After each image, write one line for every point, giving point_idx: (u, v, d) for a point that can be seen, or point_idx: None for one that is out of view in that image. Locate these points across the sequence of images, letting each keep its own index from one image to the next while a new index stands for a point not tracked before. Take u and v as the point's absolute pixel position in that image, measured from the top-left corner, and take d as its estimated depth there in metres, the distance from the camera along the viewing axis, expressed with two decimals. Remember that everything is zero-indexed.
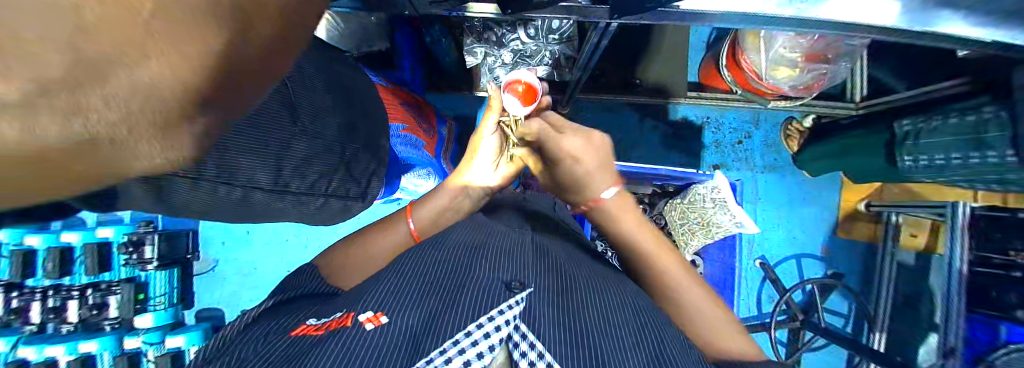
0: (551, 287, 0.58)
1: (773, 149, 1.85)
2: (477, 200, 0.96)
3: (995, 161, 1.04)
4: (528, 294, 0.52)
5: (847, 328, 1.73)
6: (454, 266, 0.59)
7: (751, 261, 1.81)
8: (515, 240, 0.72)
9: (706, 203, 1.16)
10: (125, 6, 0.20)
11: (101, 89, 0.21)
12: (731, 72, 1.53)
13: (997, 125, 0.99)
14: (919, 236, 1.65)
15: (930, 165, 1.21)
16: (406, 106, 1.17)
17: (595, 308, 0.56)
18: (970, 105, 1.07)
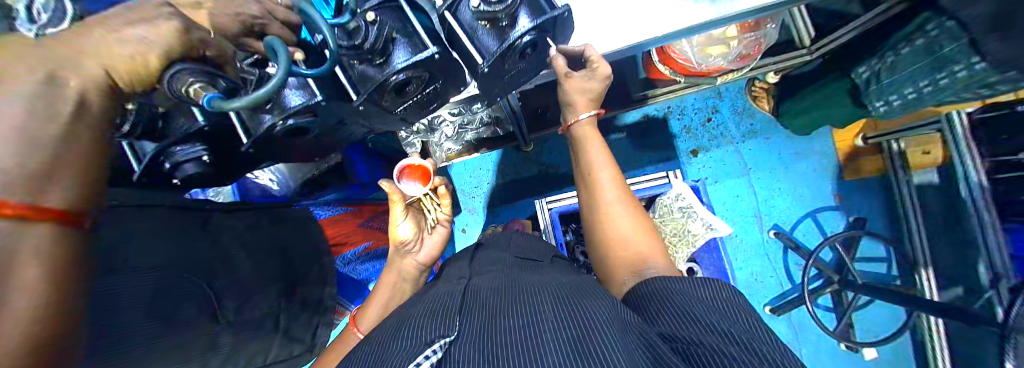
0: (476, 326, 0.49)
1: (745, 115, 1.79)
2: (415, 281, 0.96)
3: (967, 74, 0.97)
4: (448, 344, 0.43)
5: (891, 273, 1.61)
6: (388, 333, 0.50)
7: (765, 232, 1.72)
8: (450, 290, 0.63)
9: (676, 214, 1.15)
10: None
11: None
12: (664, 63, 1.50)
13: (951, 36, 0.94)
14: (931, 153, 1.40)
15: (905, 102, 1.16)
16: (366, 222, 1.32)
17: (522, 328, 0.47)
18: (910, 30, 1.04)
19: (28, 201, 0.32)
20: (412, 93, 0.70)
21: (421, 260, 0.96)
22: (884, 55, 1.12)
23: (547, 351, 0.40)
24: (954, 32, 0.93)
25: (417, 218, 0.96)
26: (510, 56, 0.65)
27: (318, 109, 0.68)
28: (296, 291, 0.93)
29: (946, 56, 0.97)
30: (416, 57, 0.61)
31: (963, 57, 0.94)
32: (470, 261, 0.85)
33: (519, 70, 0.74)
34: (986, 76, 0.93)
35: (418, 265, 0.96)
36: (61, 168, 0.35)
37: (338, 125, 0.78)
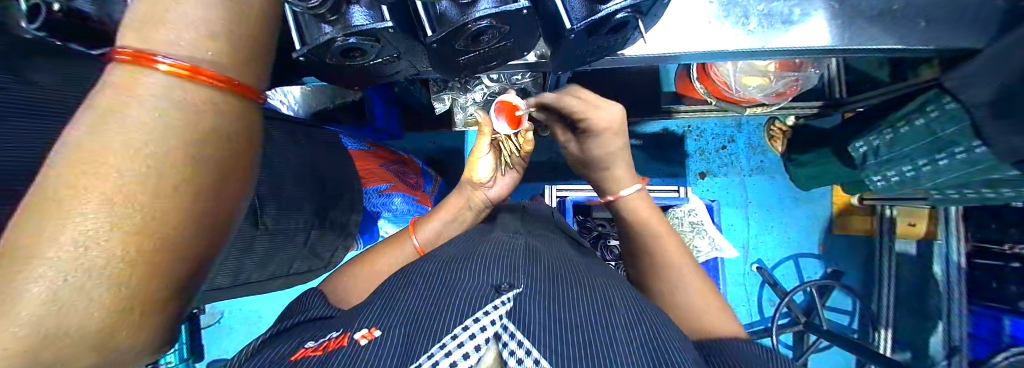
0: (541, 283, 0.56)
1: (759, 151, 1.82)
2: (477, 213, 0.97)
3: (967, 157, 1.03)
4: (514, 294, 0.50)
5: (851, 326, 1.73)
6: (437, 288, 0.54)
7: (749, 265, 1.80)
8: (506, 248, 0.67)
9: (684, 227, 1.18)
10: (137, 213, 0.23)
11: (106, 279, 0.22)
12: (702, 83, 1.49)
13: (950, 118, 1.03)
14: (918, 225, 1.50)
15: (902, 179, 1.23)
16: (389, 164, 1.26)
17: (578, 302, 0.54)
18: (913, 105, 1.13)
19: (231, 72, 0.29)
20: (484, 44, 0.68)
21: (490, 195, 0.97)
22: (884, 131, 1.21)
23: (624, 337, 0.47)
24: (954, 113, 1.02)
25: (496, 155, 0.97)
26: (594, 31, 0.64)
27: (382, 36, 0.63)
28: (309, 214, 0.89)
29: (947, 137, 1.06)
30: (505, 7, 0.59)
31: (964, 139, 1.01)
32: (522, 223, 0.89)
33: (592, 49, 0.73)
34: (986, 160, 0.99)
35: (486, 200, 0.97)
36: (253, 45, 0.31)
37: (392, 58, 0.76)
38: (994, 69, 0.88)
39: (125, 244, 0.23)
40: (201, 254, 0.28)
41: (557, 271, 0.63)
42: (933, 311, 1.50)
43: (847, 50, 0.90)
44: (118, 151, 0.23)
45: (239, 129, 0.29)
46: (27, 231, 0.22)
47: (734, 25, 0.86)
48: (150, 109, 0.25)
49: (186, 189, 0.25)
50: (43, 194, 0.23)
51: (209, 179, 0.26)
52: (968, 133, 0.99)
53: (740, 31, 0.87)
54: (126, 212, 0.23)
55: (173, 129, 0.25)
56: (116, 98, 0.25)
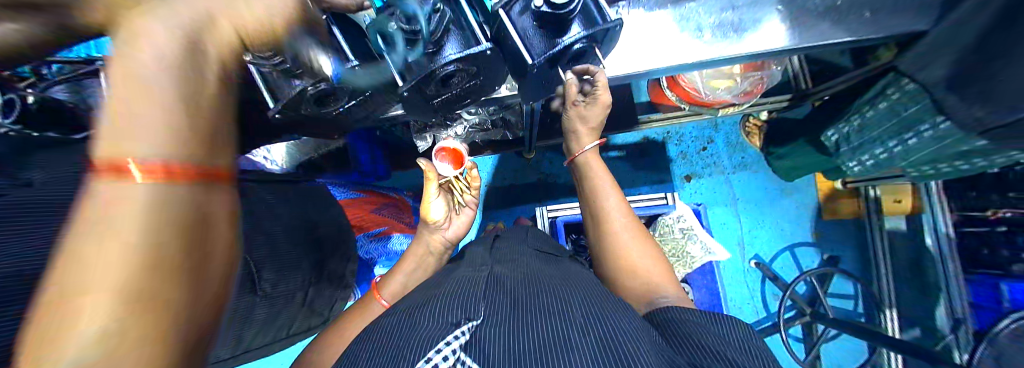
0: (505, 307, 0.55)
1: (738, 148, 1.87)
2: (440, 257, 1.03)
3: (934, 134, 1.07)
4: (475, 324, 0.49)
5: (857, 311, 1.73)
6: (406, 321, 0.52)
7: (746, 261, 1.80)
8: (468, 282, 0.65)
9: (676, 233, 1.19)
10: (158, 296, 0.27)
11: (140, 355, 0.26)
12: (674, 92, 1.54)
13: (912, 99, 1.08)
14: (903, 202, 1.55)
15: (878, 162, 1.27)
16: (381, 208, 1.25)
17: (556, 311, 0.54)
18: (878, 87, 1.19)
19: (197, 161, 0.30)
20: (455, 86, 0.71)
21: (448, 237, 1.02)
22: (852, 118, 1.26)
23: (580, 337, 0.47)
24: (914, 93, 1.07)
25: (447, 197, 1.01)
26: (555, 62, 0.68)
27: (349, 77, 0.66)
28: (309, 271, 0.87)
29: (911, 117, 1.10)
30: (468, 51, 0.63)
31: (929, 116, 1.05)
32: (488, 252, 0.88)
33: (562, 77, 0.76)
34: (951, 134, 1.02)
35: (445, 242, 1.02)
36: (220, 130, 0.34)
37: (364, 100, 0.75)
38: (944, 45, 0.94)
39: (134, 322, 0.26)
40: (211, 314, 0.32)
41: (553, 289, 0.63)
42: (931, 285, 1.52)
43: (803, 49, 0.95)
44: (119, 243, 0.26)
45: (217, 210, 0.33)
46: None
47: (689, 38, 0.92)
48: (124, 232, 0.26)
49: (166, 296, 0.28)
50: (44, 309, 0.24)
51: (205, 248, 0.31)
52: (929, 110, 1.04)
53: (699, 44, 0.92)
54: (137, 295, 0.26)
55: (147, 248, 0.27)
56: (86, 221, 0.27)
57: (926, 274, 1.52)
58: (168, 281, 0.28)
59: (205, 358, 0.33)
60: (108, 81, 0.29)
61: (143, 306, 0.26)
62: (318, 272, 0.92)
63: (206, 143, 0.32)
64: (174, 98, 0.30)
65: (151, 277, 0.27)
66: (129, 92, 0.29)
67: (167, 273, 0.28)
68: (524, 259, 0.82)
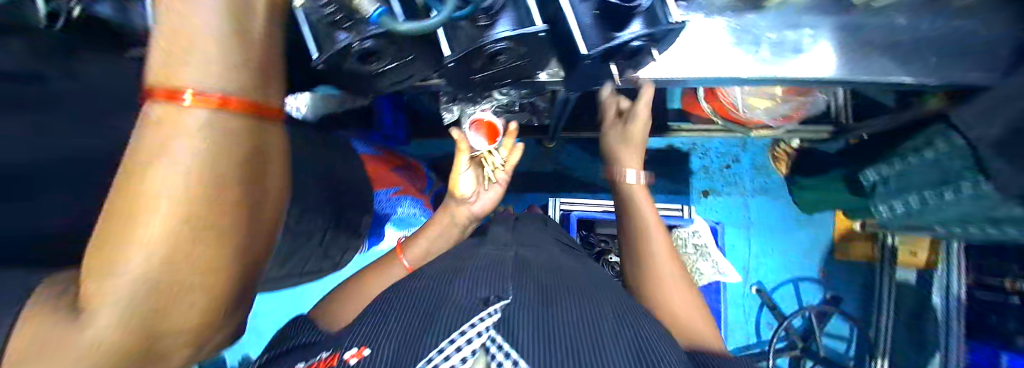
0: (532, 296, 0.57)
1: (762, 172, 1.83)
2: (465, 229, 1.02)
3: (972, 194, 1.01)
4: (501, 306, 0.51)
5: (848, 353, 1.73)
6: (427, 304, 0.55)
7: (749, 287, 1.79)
8: (496, 257, 0.71)
9: (689, 249, 1.18)
10: (212, 212, 0.30)
11: (190, 262, 0.29)
12: (708, 102, 1.49)
13: (959, 154, 1.00)
14: (919, 254, 1.51)
15: (908, 211, 1.23)
16: (399, 170, 1.28)
17: (571, 311, 0.56)
18: (925, 135, 1.11)
19: (248, 93, 0.34)
20: (499, 64, 0.68)
21: (475, 210, 1.01)
22: (893, 161, 1.23)
23: (608, 343, 0.49)
24: (960, 148, 1.00)
25: (477, 171, 0.99)
26: (608, 58, 0.65)
27: (397, 38, 0.64)
28: (329, 213, 0.88)
29: (954, 172, 1.04)
30: (522, 29, 0.60)
31: (970, 175, 1.00)
32: (512, 232, 0.91)
33: (604, 74, 0.73)
34: (992, 197, 0.96)
35: (471, 215, 1.02)
36: (269, 59, 0.37)
37: (407, 62, 0.73)
38: (993, 115, 0.88)
39: (184, 235, 0.28)
40: (261, 238, 0.36)
41: (550, 288, 0.62)
42: (931, 341, 1.52)
43: (852, 81, 0.90)
44: (178, 163, 0.29)
45: (267, 142, 0.36)
46: (99, 255, 0.27)
47: (746, 52, 0.87)
48: (182, 157, 0.29)
49: (228, 209, 0.31)
50: (113, 210, 0.28)
51: (257, 178, 0.34)
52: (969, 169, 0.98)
53: (754, 59, 0.87)
54: (192, 212, 0.29)
55: (205, 170, 0.30)
56: (149, 135, 0.29)
57: (926, 325, 1.53)
58: (223, 205, 0.31)
59: (250, 276, 0.36)
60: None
61: (200, 219, 0.29)
62: (338, 226, 0.95)
63: (254, 70, 0.35)
64: (223, 28, 0.33)
65: (208, 200, 0.30)
66: (183, 29, 0.31)
67: (220, 197, 0.30)
68: (545, 249, 0.84)
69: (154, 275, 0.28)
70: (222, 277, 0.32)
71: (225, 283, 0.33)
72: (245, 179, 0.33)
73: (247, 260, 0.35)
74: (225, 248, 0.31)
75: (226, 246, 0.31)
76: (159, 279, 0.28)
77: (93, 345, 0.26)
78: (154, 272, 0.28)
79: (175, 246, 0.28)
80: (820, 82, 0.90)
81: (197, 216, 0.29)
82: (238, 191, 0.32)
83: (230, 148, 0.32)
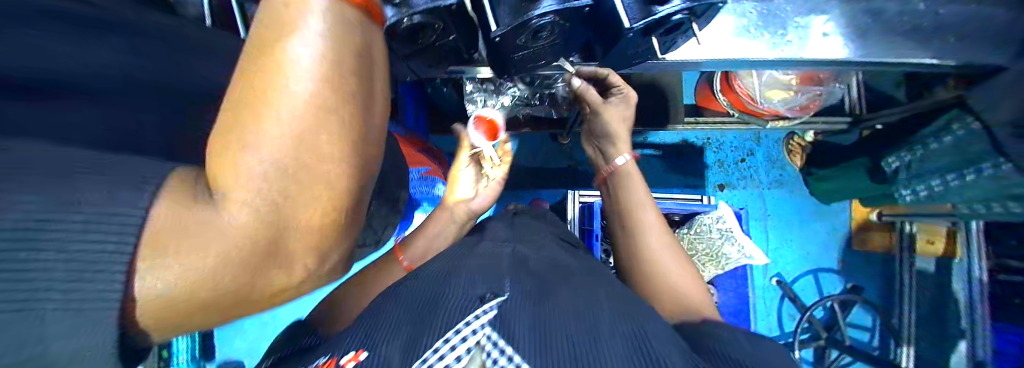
0: (529, 291, 0.49)
1: (778, 165, 1.83)
2: (461, 228, 1.01)
3: (993, 173, 1.03)
4: (500, 301, 0.44)
5: (872, 343, 1.72)
6: (418, 303, 0.47)
7: (768, 279, 1.78)
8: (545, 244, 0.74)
9: (713, 233, 1.18)
10: (333, 111, 0.31)
11: (306, 157, 0.30)
12: (725, 95, 1.50)
13: (975, 138, 1.03)
14: (936, 243, 1.52)
15: (931, 193, 1.23)
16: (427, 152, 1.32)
17: (575, 305, 0.47)
18: (938, 125, 1.13)
19: None
20: (543, 40, 0.72)
21: (473, 208, 1.02)
22: (913, 148, 1.22)
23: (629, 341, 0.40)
24: (977, 133, 1.03)
25: (477, 168, 1.06)
26: (649, 30, 0.67)
27: (442, 13, 0.65)
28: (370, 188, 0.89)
29: (973, 154, 1.06)
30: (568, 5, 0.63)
31: (990, 156, 1.02)
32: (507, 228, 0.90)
33: (638, 52, 0.77)
34: (1011, 177, 0.99)
35: (469, 212, 1.02)
36: None
37: (448, 42, 0.76)
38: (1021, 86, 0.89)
39: (305, 129, 0.29)
40: (372, 149, 0.37)
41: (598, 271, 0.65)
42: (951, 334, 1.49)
43: (868, 63, 0.92)
44: (297, 54, 0.29)
45: (375, 55, 0.36)
46: (233, 131, 0.29)
47: (773, 35, 0.89)
48: (301, 52, 0.29)
49: (341, 116, 0.31)
50: (239, 100, 0.29)
51: (367, 94, 0.35)
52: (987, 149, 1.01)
53: (780, 40, 0.89)
54: (316, 109, 0.29)
55: (326, 67, 0.30)
56: (266, 38, 0.30)
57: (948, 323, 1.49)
58: (336, 107, 0.31)
59: (361, 192, 0.38)
60: None
61: (321, 117, 0.30)
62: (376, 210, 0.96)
63: None
64: None
65: (321, 96, 0.30)
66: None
67: (330, 97, 0.30)
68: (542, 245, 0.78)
69: (277, 163, 0.29)
70: (335, 179, 0.32)
71: (338, 186, 0.33)
72: (358, 90, 0.33)
73: (359, 172, 0.36)
74: (342, 146, 0.32)
75: (339, 156, 0.32)
76: (284, 176, 0.29)
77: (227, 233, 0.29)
78: (277, 161, 0.29)
79: (294, 143, 0.29)
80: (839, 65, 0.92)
81: (318, 112, 0.30)
82: (351, 97, 0.32)
83: (345, 54, 0.32)
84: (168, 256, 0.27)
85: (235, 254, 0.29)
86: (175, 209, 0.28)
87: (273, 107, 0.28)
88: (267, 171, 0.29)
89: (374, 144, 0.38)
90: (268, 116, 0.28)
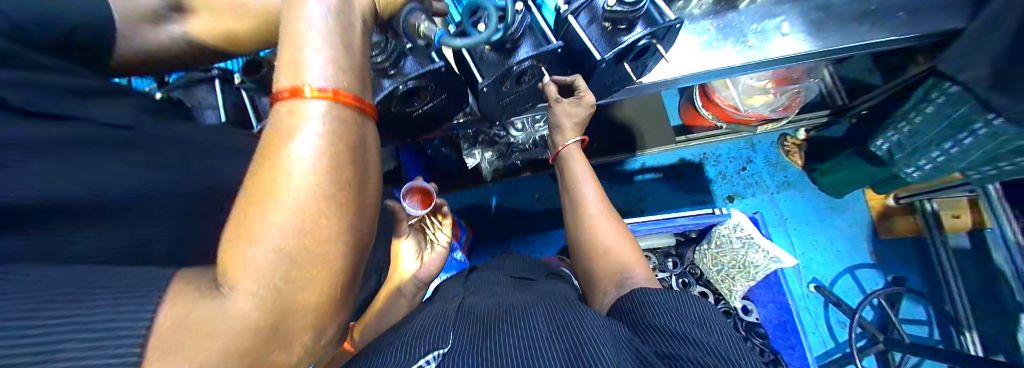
0: (469, 336, 0.51)
1: (780, 167, 1.82)
2: (415, 296, 1.03)
3: (988, 131, 1.03)
4: (439, 355, 0.46)
5: (935, 338, 1.56)
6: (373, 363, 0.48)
7: (805, 285, 1.67)
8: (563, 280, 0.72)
9: (735, 242, 1.12)
10: (332, 199, 0.35)
11: (308, 241, 0.33)
12: (708, 109, 1.56)
13: (958, 100, 1.05)
14: (962, 217, 1.47)
15: (936, 165, 1.21)
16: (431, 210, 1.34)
17: (518, 339, 0.49)
18: (919, 94, 1.17)
19: (352, 92, 0.39)
20: (525, 83, 0.78)
21: (422, 277, 1.05)
22: (899, 125, 1.24)
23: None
24: (959, 96, 1.05)
25: (418, 237, 1.09)
26: (621, 58, 0.73)
27: (434, 76, 0.72)
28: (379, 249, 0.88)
29: (962, 118, 1.06)
30: (541, 49, 0.68)
31: (978, 116, 1.02)
32: (462, 284, 0.88)
33: (612, 79, 0.83)
34: (1007, 133, 0.98)
35: (418, 282, 1.05)
36: (365, 68, 0.43)
37: (439, 100, 0.82)
38: (982, 44, 0.93)
39: (307, 218, 0.33)
40: (367, 229, 0.41)
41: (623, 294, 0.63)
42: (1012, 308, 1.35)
43: (833, 51, 0.97)
44: (301, 153, 0.34)
45: (370, 144, 0.41)
46: (243, 223, 0.32)
47: (735, 44, 0.96)
48: (303, 151, 0.34)
49: (338, 202, 0.35)
50: (250, 195, 0.33)
51: (363, 179, 0.39)
52: (974, 109, 1.02)
53: (744, 49, 0.96)
54: (317, 198, 0.34)
55: (325, 163, 0.34)
56: (273, 140, 0.35)
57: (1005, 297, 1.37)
58: (334, 195, 0.35)
59: (357, 269, 0.41)
60: (287, 31, 0.39)
61: (321, 206, 0.34)
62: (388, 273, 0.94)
63: (358, 78, 0.41)
64: (338, 44, 0.39)
65: (322, 187, 0.34)
66: (307, 63, 0.37)
67: (328, 188, 0.34)
68: (511, 292, 0.76)
69: (283, 250, 0.32)
70: (333, 260, 0.35)
71: (335, 266, 0.36)
72: (355, 177, 0.37)
73: (356, 252, 0.39)
74: (341, 229, 0.36)
75: (338, 237, 0.35)
76: (288, 260, 0.32)
77: (234, 319, 0.30)
78: (282, 248, 0.32)
79: (298, 232, 0.33)
80: (805, 58, 0.98)
81: (318, 201, 0.34)
82: (348, 183, 0.36)
83: (342, 147, 0.36)
84: (174, 352, 0.27)
85: (244, 339, 0.31)
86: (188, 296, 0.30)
87: (279, 202, 0.32)
88: (274, 256, 0.32)
89: (370, 223, 0.41)
90: (274, 210, 0.32)
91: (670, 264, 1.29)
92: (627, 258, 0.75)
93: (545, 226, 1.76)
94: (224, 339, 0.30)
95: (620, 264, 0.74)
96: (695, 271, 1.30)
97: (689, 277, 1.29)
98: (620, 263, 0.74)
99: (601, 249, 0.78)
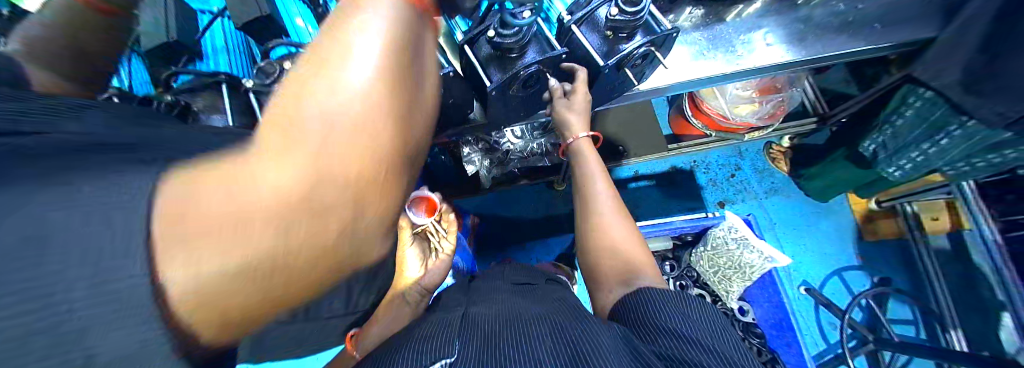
0: (475, 342, 0.50)
1: (767, 173, 1.90)
2: (416, 307, 0.96)
3: (963, 132, 1.10)
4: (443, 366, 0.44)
5: (921, 337, 1.62)
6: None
7: (796, 288, 1.71)
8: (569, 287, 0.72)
9: (730, 244, 1.15)
10: (389, 86, 0.29)
11: (357, 123, 0.27)
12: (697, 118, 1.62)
13: (933, 105, 1.13)
14: (942, 219, 1.59)
15: (916, 164, 1.26)
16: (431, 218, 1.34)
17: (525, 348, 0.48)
18: (896, 100, 1.23)
19: None
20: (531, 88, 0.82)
21: (423, 283, 1.03)
22: (883, 128, 1.28)
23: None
24: (934, 99, 1.12)
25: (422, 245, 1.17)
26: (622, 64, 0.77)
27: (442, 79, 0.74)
28: None
29: (939, 119, 1.14)
30: (548, 54, 0.72)
31: (954, 117, 1.10)
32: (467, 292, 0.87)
33: (612, 86, 0.87)
34: (984, 131, 1.07)
35: (421, 290, 1.01)
36: None
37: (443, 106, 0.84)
38: (949, 52, 1.00)
39: (360, 95, 0.27)
40: (417, 139, 0.35)
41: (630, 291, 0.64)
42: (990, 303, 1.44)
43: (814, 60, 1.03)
44: (359, 28, 0.29)
45: (428, 46, 0.36)
46: (286, 95, 0.27)
47: (724, 54, 1.02)
48: (363, 22, 0.29)
49: (394, 89, 0.29)
50: (298, 67, 0.28)
51: (417, 78, 0.33)
52: (949, 112, 1.10)
53: (732, 58, 1.02)
54: (372, 78, 0.28)
55: (385, 39, 0.29)
56: (331, 17, 0.30)
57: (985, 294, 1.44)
58: (392, 81, 0.29)
59: (403, 184, 0.35)
60: None
61: (376, 89, 0.28)
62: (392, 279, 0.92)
63: None
64: None
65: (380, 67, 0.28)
66: None
67: (387, 70, 0.29)
68: (519, 296, 0.77)
69: (327, 129, 0.26)
70: (382, 157, 0.30)
71: (379, 168, 0.30)
72: (412, 72, 0.32)
73: (403, 162, 0.33)
74: (393, 123, 0.30)
75: (391, 130, 0.30)
76: (331, 141, 0.26)
77: (259, 199, 0.24)
78: (327, 126, 0.26)
79: (345, 110, 0.27)
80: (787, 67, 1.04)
81: (373, 80, 0.28)
82: (405, 75, 0.31)
83: (403, 32, 0.31)
84: (187, 233, 0.23)
85: (264, 225, 0.25)
86: (216, 168, 0.25)
87: (330, 71, 0.27)
88: (316, 135, 0.26)
89: (420, 132, 0.35)
90: (323, 81, 0.27)
91: (668, 267, 1.32)
92: (635, 260, 0.76)
93: (543, 233, 1.77)
94: (239, 232, 0.24)
95: (629, 266, 0.75)
96: (692, 274, 1.33)
97: (687, 280, 1.32)
98: (630, 265, 0.75)
99: (609, 251, 0.80)
